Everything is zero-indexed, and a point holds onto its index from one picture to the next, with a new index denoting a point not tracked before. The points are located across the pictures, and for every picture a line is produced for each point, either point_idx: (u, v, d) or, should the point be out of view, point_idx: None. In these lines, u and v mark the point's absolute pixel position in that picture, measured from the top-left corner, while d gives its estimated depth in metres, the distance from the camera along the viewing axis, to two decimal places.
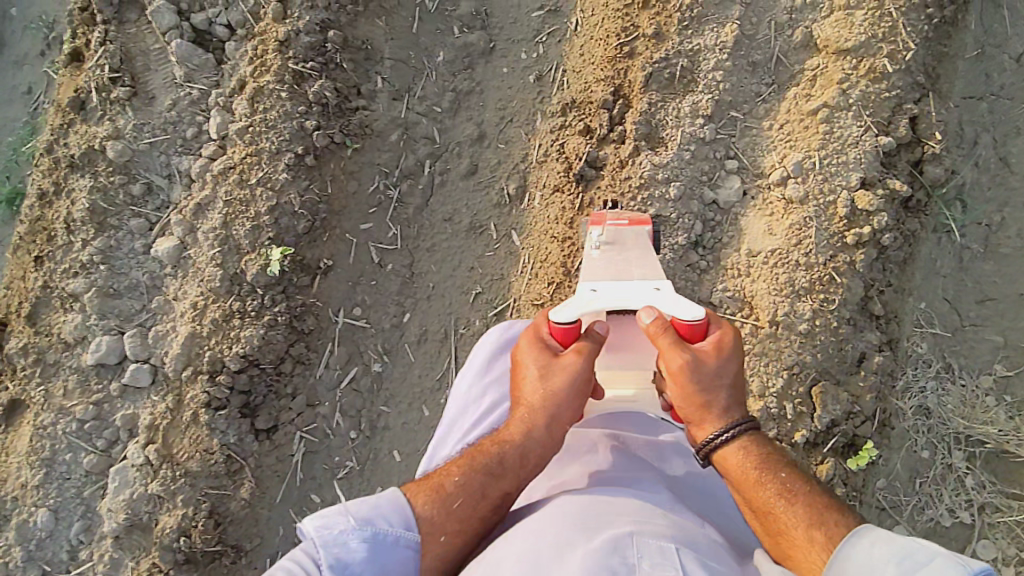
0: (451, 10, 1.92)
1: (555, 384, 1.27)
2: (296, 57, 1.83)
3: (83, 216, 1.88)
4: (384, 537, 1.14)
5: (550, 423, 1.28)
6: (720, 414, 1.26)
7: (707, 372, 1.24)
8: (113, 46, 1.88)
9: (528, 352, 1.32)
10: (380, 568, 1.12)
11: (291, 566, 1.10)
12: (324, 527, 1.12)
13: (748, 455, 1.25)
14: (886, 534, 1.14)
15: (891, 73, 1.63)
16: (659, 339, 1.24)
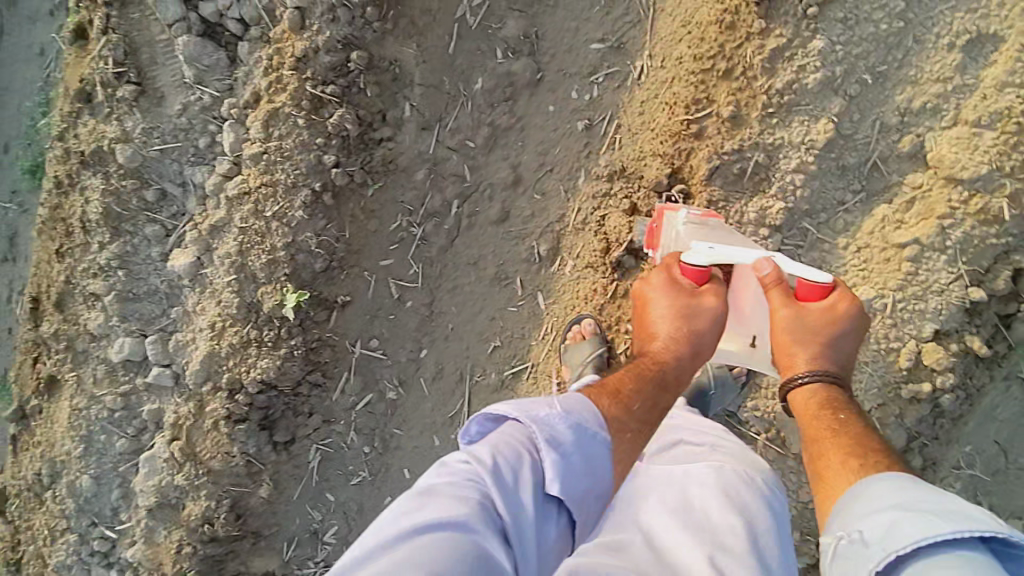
0: (496, 28, 1.64)
1: (697, 321, 1.24)
2: (314, 78, 1.61)
3: (100, 219, 1.80)
4: (590, 433, 1.05)
5: (695, 352, 1.26)
6: (809, 359, 1.18)
7: (815, 321, 1.17)
8: (115, 35, 1.70)
9: (659, 288, 1.29)
10: (586, 458, 1.02)
11: (505, 441, 0.99)
12: (529, 412, 1.04)
13: (824, 400, 1.17)
14: (917, 483, 0.95)
15: (1008, 220, 1.34)
16: (771, 291, 1.19)
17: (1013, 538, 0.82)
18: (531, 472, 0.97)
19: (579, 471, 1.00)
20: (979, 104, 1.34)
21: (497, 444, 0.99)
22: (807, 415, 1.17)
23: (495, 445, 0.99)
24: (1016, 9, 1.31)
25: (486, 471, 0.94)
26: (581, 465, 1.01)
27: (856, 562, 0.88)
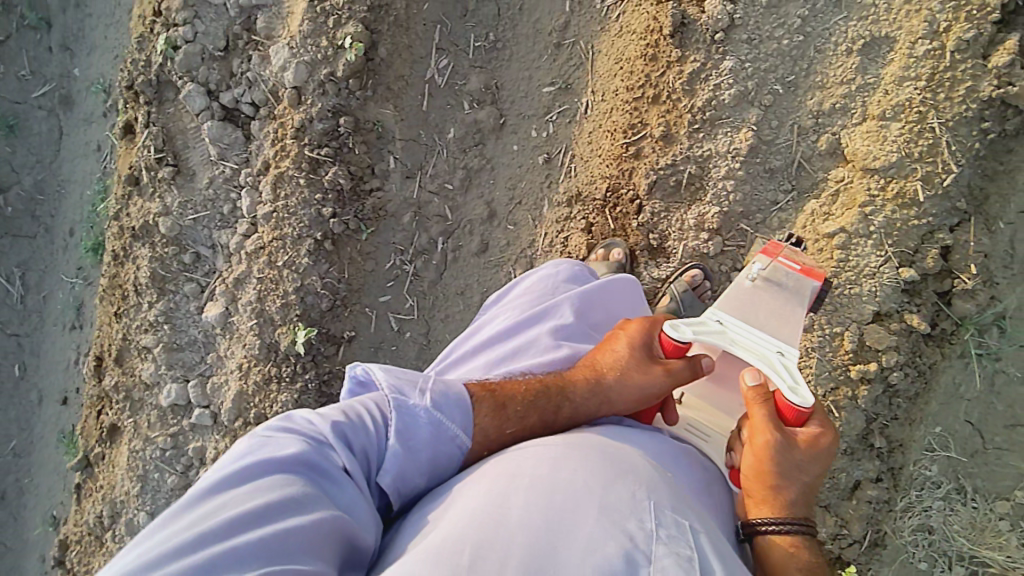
0: (461, 84, 1.89)
1: (635, 375, 1.18)
2: (311, 143, 1.89)
3: (147, 282, 2.12)
4: (446, 431, 1.07)
5: (606, 402, 1.17)
6: (783, 498, 1.07)
7: (794, 461, 1.07)
8: (156, 127, 2.04)
9: (629, 340, 1.23)
10: (436, 455, 1.06)
11: (357, 414, 1.05)
12: (397, 392, 1.08)
13: (797, 559, 1.04)
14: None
15: (923, 200, 1.44)
16: (755, 409, 1.10)
17: None
18: (371, 458, 1.02)
19: (424, 466, 1.05)
20: (882, 100, 1.47)
21: (345, 414, 1.05)
22: (773, 553, 1.05)
23: (343, 413, 1.05)
24: (901, 11, 1.44)
25: (329, 441, 0.99)
26: (428, 462, 1.06)
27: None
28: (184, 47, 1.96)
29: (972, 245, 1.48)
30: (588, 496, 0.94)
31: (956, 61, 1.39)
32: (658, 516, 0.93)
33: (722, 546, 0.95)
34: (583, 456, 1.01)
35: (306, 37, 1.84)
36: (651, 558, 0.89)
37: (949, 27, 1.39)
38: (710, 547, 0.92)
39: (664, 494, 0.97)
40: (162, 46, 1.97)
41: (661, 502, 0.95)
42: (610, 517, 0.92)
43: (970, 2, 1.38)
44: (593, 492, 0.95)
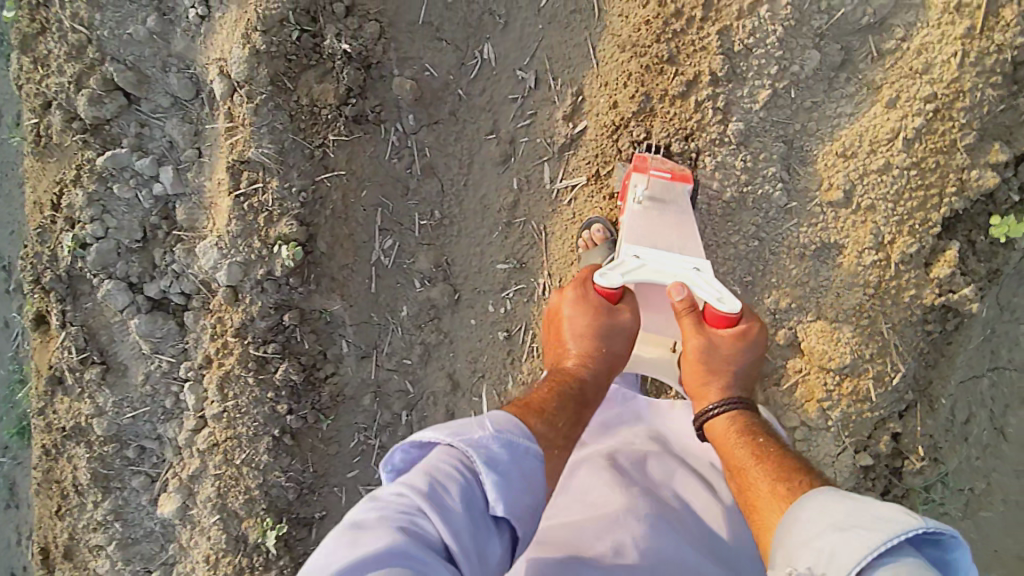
0: (409, 263, 1.80)
1: (610, 335, 1.31)
2: (255, 341, 1.77)
3: (88, 482, 1.97)
4: (502, 454, 1.02)
5: (606, 365, 1.32)
6: (719, 386, 1.30)
7: (723, 351, 1.29)
8: (75, 326, 1.86)
9: (574, 306, 1.34)
10: (522, 475, 1.03)
11: (438, 468, 0.98)
12: (459, 437, 1.03)
13: (734, 423, 1.26)
14: (841, 496, 0.98)
15: (876, 396, 1.52)
16: (683, 318, 1.31)
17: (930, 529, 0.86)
18: (474, 501, 0.97)
19: (515, 488, 1.00)
20: (834, 302, 1.50)
21: (429, 473, 0.98)
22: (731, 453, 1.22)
23: (418, 478, 0.97)
24: (848, 220, 1.46)
25: (421, 507, 0.93)
26: (520, 483, 1.02)
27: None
28: (95, 244, 1.77)
29: (921, 427, 1.59)
30: None
31: (901, 272, 1.45)
32: None
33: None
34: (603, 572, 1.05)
35: (235, 238, 1.70)
36: None
37: (893, 240, 1.43)
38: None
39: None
40: (69, 245, 1.78)
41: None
42: None
43: (913, 217, 1.41)
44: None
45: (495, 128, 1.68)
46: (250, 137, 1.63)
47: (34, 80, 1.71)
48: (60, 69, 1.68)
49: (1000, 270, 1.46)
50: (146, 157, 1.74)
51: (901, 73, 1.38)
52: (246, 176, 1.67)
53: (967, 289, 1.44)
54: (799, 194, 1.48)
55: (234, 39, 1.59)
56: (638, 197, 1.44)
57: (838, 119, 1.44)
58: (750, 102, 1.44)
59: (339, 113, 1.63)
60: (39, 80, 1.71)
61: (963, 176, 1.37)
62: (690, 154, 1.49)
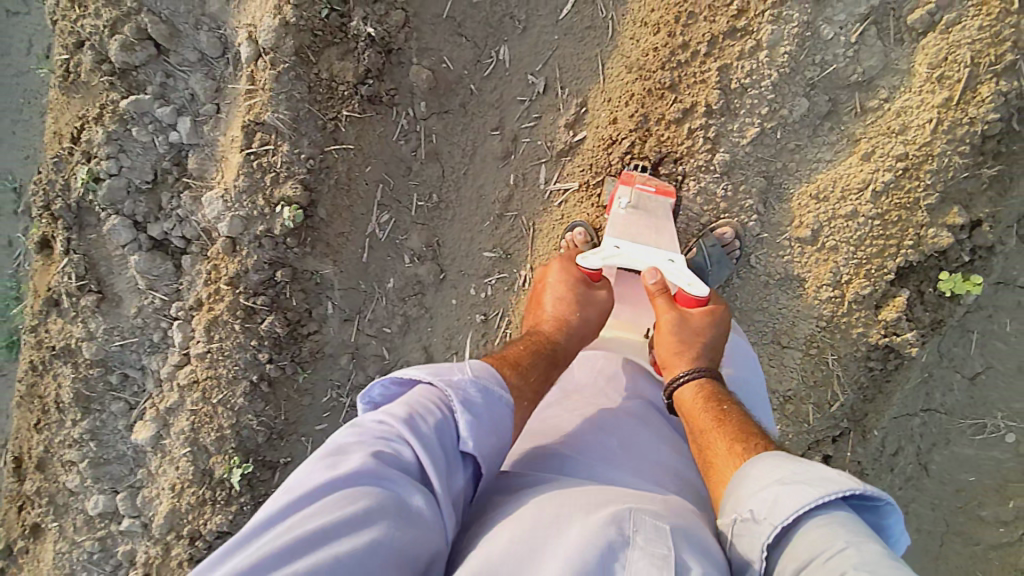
0: (402, 239, 1.90)
1: (585, 309, 1.44)
2: (246, 291, 1.86)
3: (70, 401, 2.07)
4: (488, 395, 1.08)
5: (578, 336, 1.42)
6: (687, 360, 1.34)
7: (690, 329, 1.38)
8: (76, 254, 1.95)
9: (559, 275, 1.51)
10: (496, 420, 1.06)
11: (419, 403, 1.03)
12: (439, 377, 1.07)
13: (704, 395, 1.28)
14: (792, 458, 1.04)
15: (813, 419, 1.67)
16: (656, 297, 1.42)
17: (869, 490, 0.95)
18: (446, 435, 1.01)
19: (490, 430, 1.05)
20: (787, 330, 1.64)
21: (411, 405, 1.02)
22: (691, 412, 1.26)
23: (402, 410, 1.02)
24: (813, 257, 1.58)
25: (396, 434, 0.98)
26: (492, 427, 1.05)
27: (751, 540, 0.96)
28: (107, 180, 1.85)
29: (852, 454, 1.75)
30: (568, 525, 0.92)
31: (852, 310, 1.58)
32: (637, 524, 0.92)
33: (703, 551, 0.93)
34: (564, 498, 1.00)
35: (241, 193, 1.79)
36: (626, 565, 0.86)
37: (850, 280, 1.56)
38: (694, 556, 0.91)
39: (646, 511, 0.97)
40: (83, 177, 1.86)
41: (640, 513, 0.95)
42: (589, 531, 0.90)
43: (870, 262, 1.54)
44: (574, 517, 0.94)
45: (500, 125, 1.79)
46: (267, 102, 1.72)
47: (69, 18, 1.80)
48: (97, 12, 1.77)
49: (943, 321, 1.59)
50: (166, 106, 1.82)
51: (879, 131, 1.50)
52: (259, 137, 1.76)
53: (910, 334, 1.56)
54: (772, 227, 1.61)
55: (266, 10, 1.68)
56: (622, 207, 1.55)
57: (816, 163, 1.55)
58: (738, 137, 1.54)
59: (355, 91, 1.73)
60: (73, 20, 1.80)
61: (922, 233, 1.49)
62: (677, 176, 1.61)
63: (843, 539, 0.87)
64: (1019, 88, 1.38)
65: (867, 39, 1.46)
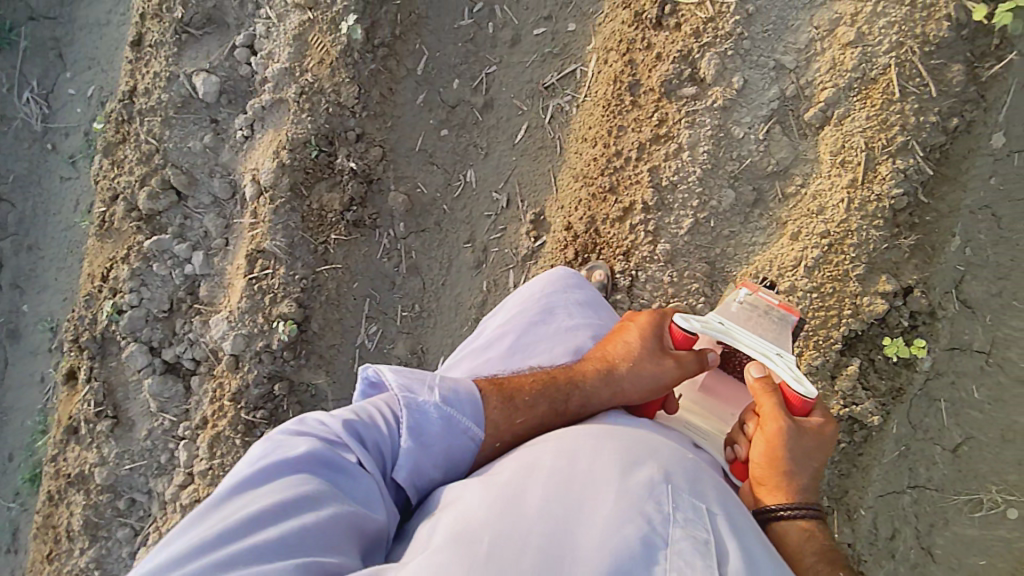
0: (389, 348, 2.04)
1: (644, 368, 1.31)
2: (247, 406, 1.99)
3: (79, 529, 2.14)
4: (456, 423, 1.20)
5: (614, 393, 1.32)
6: (791, 487, 1.20)
7: (803, 446, 1.20)
8: (97, 381, 2.13)
9: (644, 326, 1.39)
10: (448, 449, 1.20)
11: (370, 414, 1.20)
12: (407, 390, 1.21)
13: (811, 539, 1.16)
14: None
15: None
16: (765, 399, 1.23)
17: None
18: (385, 450, 1.17)
19: (436, 458, 1.19)
20: None
21: (358, 413, 1.19)
22: (793, 544, 1.17)
23: (357, 414, 1.19)
24: None
25: (345, 438, 1.13)
26: (440, 454, 1.19)
27: None
28: (129, 310, 2.07)
29: (838, 534, 1.70)
30: (608, 484, 1.05)
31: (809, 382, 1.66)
32: (676, 502, 1.04)
33: (733, 526, 1.05)
34: (606, 448, 1.12)
35: (244, 313, 1.98)
36: (669, 541, 0.99)
37: (802, 352, 1.66)
38: (727, 530, 1.04)
39: (679, 478, 1.08)
40: (108, 310, 2.08)
41: (677, 487, 1.06)
42: (630, 504, 1.02)
43: (817, 333, 1.64)
44: (613, 478, 1.05)
45: (471, 238, 2.00)
46: (266, 231, 1.96)
47: (109, 177, 2.11)
48: (131, 170, 2.07)
49: (903, 389, 1.65)
50: (184, 243, 2.07)
51: (801, 212, 1.66)
52: (260, 264, 1.98)
53: (868, 403, 1.64)
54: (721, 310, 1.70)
55: (267, 154, 1.96)
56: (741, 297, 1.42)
57: (752, 247, 1.69)
58: (676, 229, 1.72)
59: (342, 217, 1.96)
60: (112, 177, 2.11)
61: (858, 301, 1.60)
62: (629, 273, 1.77)
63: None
64: (913, 166, 1.56)
65: (774, 135, 1.66)
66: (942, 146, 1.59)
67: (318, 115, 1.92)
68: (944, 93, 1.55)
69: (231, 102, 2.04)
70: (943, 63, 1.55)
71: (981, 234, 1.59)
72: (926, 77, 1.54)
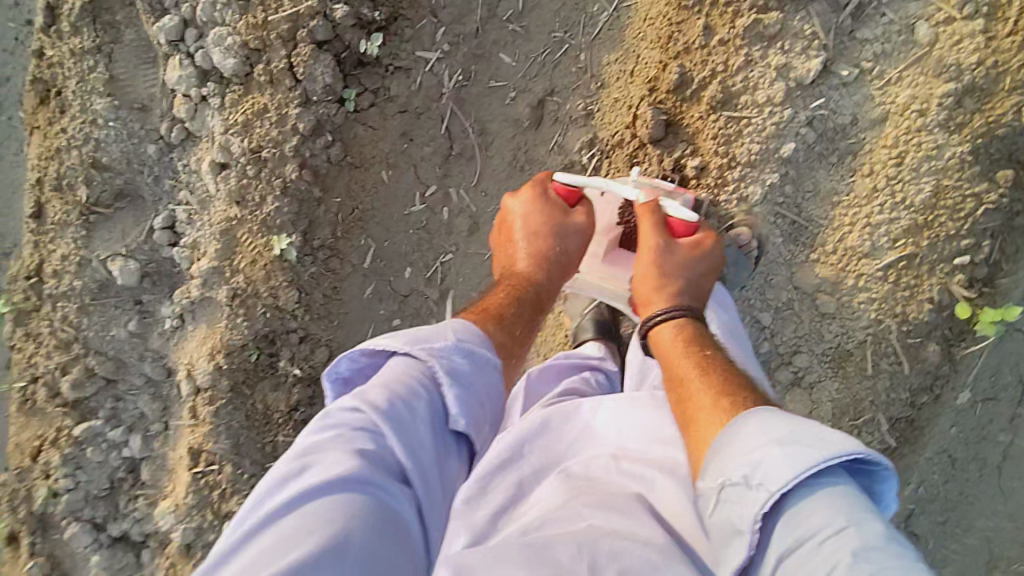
0: None
1: (564, 235, 1.38)
2: None
3: None
4: (478, 358, 1.12)
5: (563, 269, 1.39)
6: (667, 293, 1.33)
7: (678, 257, 1.33)
8: (41, 557, 1.90)
9: (528, 202, 1.41)
10: (483, 385, 1.11)
11: (393, 381, 1.03)
12: (417, 347, 1.09)
13: (681, 333, 1.28)
14: (784, 411, 0.98)
15: None
16: (644, 218, 1.36)
17: None
18: (427, 406, 1.03)
19: (480, 398, 1.09)
20: None
21: (386, 387, 1.02)
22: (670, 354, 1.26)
23: (383, 390, 1.02)
24: None
25: (373, 421, 0.97)
26: (479, 393, 1.09)
27: None
28: (65, 494, 1.88)
29: None
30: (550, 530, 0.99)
31: None
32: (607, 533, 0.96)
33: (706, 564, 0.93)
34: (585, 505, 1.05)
35: (191, 508, 1.85)
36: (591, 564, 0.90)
37: None
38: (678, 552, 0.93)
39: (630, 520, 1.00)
40: (42, 493, 1.88)
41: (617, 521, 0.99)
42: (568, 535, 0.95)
43: None
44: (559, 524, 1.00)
45: None
46: (208, 433, 1.81)
47: (26, 352, 1.87)
48: (48, 353, 1.84)
49: None
50: (118, 426, 1.89)
51: None
52: (205, 459, 1.83)
53: None
54: None
55: (201, 354, 1.78)
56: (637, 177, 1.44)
57: None
58: None
59: (290, 416, 1.81)
60: (27, 354, 1.87)
61: None
62: None
63: (843, 517, 0.84)
64: (878, 438, 1.58)
65: None
66: (909, 417, 1.60)
67: (255, 319, 1.72)
68: (917, 369, 1.53)
69: (154, 285, 1.81)
70: (920, 342, 1.51)
71: (934, 475, 1.61)
72: (900, 355, 1.51)
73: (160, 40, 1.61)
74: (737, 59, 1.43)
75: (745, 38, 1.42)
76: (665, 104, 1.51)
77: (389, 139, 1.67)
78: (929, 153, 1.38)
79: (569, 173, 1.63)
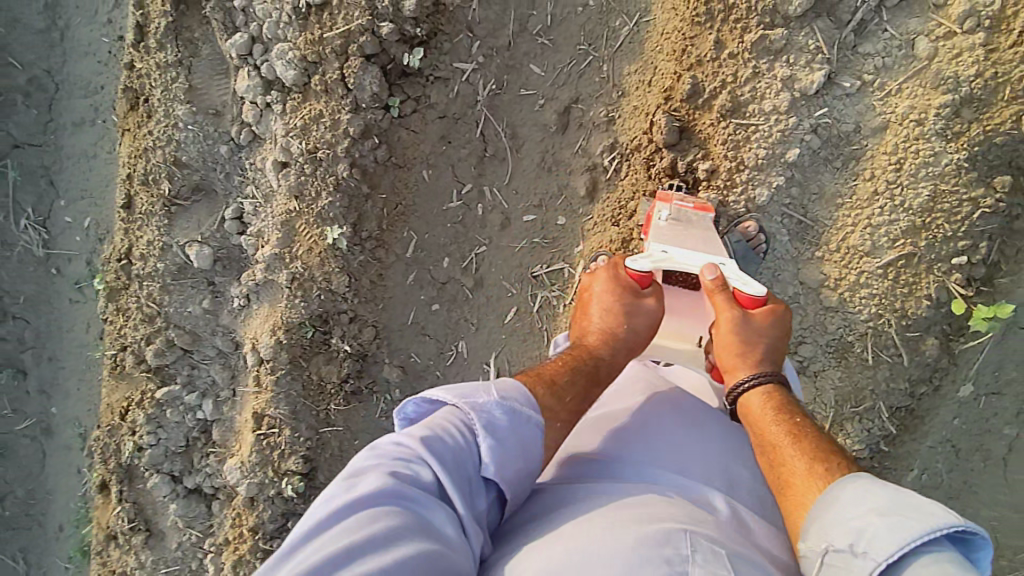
0: None
1: (632, 317, 1.39)
2: (266, 536, 2.09)
3: None
4: (519, 415, 1.09)
5: (629, 349, 1.39)
6: (751, 361, 1.34)
7: (754, 325, 1.36)
8: (128, 502, 2.19)
9: (605, 284, 1.45)
10: (521, 439, 1.07)
11: (439, 424, 1.05)
12: (466, 399, 1.08)
13: (771, 399, 1.30)
14: (878, 480, 1.06)
15: None
16: (714, 294, 1.38)
17: None
18: (467, 454, 1.02)
19: (517, 452, 1.06)
20: None
21: (429, 428, 1.04)
22: (760, 420, 1.29)
23: (427, 429, 1.04)
24: None
25: (416, 454, 0.99)
26: (516, 447, 1.06)
27: None
28: (149, 449, 2.16)
29: None
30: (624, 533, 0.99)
31: None
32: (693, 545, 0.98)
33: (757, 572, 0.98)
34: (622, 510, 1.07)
35: (254, 465, 2.07)
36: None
37: None
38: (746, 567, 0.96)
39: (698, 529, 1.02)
40: (129, 448, 2.17)
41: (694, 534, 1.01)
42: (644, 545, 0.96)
43: None
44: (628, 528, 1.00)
45: None
46: (269, 399, 2.02)
47: (117, 325, 2.15)
48: (136, 326, 2.12)
49: None
50: (193, 392, 2.15)
51: None
52: (267, 422, 2.05)
53: None
54: None
55: (264, 328, 2.00)
56: (663, 216, 1.55)
57: None
58: None
59: (341, 387, 2.01)
60: (119, 326, 2.15)
61: None
62: None
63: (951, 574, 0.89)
64: (878, 425, 1.66)
65: None
66: (908, 407, 1.68)
67: (311, 301, 1.93)
68: (916, 361, 1.61)
69: (225, 268, 2.05)
70: (919, 335, 1.58)
71: (937, 464, 1.69)
72: (899, 347, 1.59)
73: (232, 54, 1.84)
74: (744, 71, 1.57)
75: (752, 52, 1.56)
76: (678, 112, 1.67)
77: (429, 142, 1.87)
78: (927, 160, 1.47)
79: (592, 174, 1.82)
